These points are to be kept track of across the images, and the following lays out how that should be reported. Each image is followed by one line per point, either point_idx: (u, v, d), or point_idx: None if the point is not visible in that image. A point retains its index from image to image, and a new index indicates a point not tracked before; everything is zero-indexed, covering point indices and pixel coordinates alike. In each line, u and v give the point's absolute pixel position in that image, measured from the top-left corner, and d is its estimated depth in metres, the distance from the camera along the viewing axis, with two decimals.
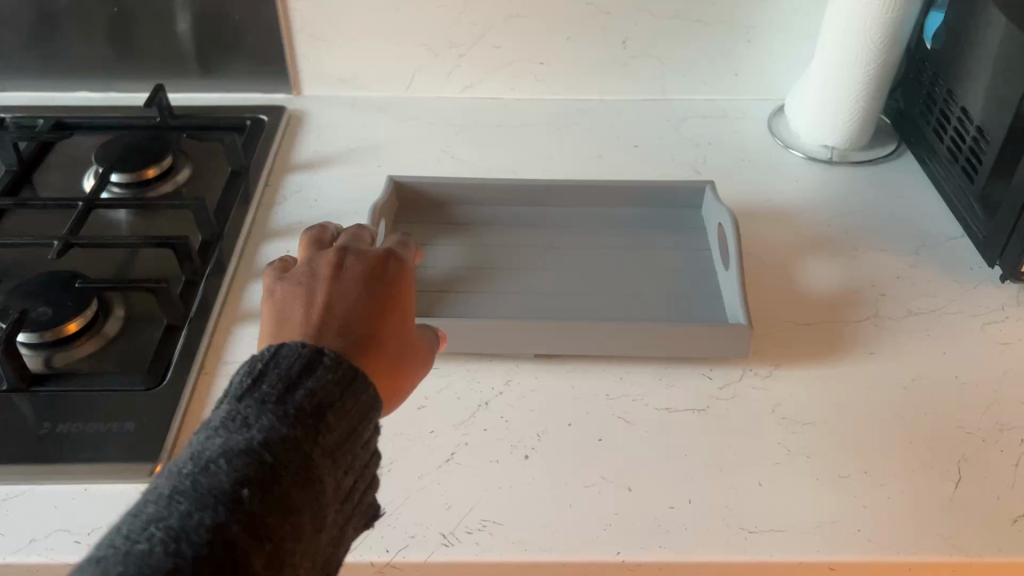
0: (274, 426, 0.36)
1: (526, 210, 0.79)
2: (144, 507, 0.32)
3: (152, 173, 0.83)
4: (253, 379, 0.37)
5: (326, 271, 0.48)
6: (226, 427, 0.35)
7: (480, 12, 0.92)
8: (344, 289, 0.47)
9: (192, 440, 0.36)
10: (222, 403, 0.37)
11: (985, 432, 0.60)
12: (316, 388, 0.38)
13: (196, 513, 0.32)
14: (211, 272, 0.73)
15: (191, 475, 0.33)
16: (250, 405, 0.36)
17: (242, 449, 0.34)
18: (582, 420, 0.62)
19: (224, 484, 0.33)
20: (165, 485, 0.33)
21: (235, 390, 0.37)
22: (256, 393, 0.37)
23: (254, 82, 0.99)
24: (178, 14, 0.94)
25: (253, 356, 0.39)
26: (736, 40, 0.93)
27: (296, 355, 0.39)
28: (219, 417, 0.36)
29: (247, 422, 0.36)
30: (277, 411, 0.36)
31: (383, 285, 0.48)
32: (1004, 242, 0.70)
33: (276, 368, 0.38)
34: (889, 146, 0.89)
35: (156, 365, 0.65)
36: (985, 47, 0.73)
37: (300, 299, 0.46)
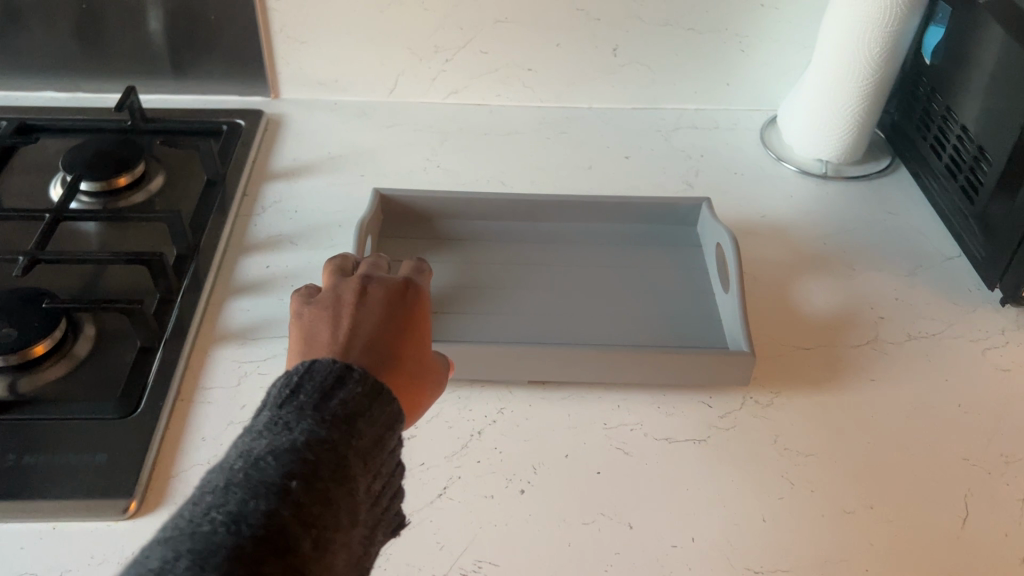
0: (315, 427, 0.34)
1: (517, 225, 0.76)
2: (199, 498, 0.31)
3: (123, 181, 0.79)
4: (291, 383, 0.36)
5: (352, 295, 0.46)
6: (268, 430, 0.34)
7: (466, 17, 0.89)
8: (368, 314, 0.44)
9: (235, 444, 0.34)
10: (262, 409, 0.35)
11: (990, 465, 0.59)
12: (352, 396, 0.36)
13: (251, 500, 0.30)
14: (187, 290, 0.69)
15: (242, 469, 0.31)
16: (291, 411, 0.34)
17: (288, 447, 0.33)
18: (579, 451, 0.59)
19: (274, 476, 0.31)
20: (217, 478, 0.31)
21: (274, 395, 0.36)
22: (296, 399, 0.35)
23: (231, 83, 0.95)
24: (149, 12, 0.89)
25: (287, 369, 0.37)
26: (729, 49, 0.91)
27: (329, 369, 0.37)
28: (263, 418, 0.34)
29: (292, 421, 0.34)
30: (318, 414, 0.34)
31: (405, 312, 0.46)
32: (1007, 264, 0.69)
33: (311, 378, 0.36)
34: (884, 160, 0.88)
35: (129, 392, 0.61)
36: (990, 65, 0.71)
37: (325, 323, 0.44)
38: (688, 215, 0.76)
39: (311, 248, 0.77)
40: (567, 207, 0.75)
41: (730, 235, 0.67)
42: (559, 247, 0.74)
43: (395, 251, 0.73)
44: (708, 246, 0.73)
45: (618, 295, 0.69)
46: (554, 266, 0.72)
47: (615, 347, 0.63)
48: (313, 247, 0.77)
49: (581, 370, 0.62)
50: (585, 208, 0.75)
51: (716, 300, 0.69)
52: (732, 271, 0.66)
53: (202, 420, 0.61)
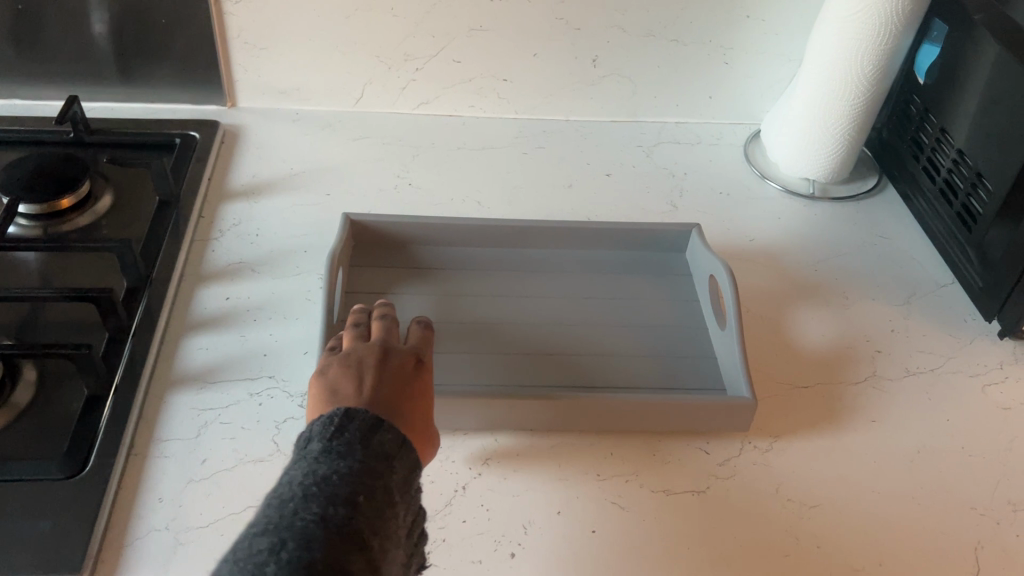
0: (366, 458, 0.39)
1: (496, 251, 0.72)
2: (283, 503, 0.35)
3: (66, 203, 0.72)
4: (337, 421, 0.40)
5: (369, 356, 0.48)
6: (324, 456, 0.38)
7: (439, 24, 0.84)
8: (384, 377, 0.47)
9: (291, 468, 0.38)
10: (308, 442, 0.40)
11: (998, 513, 0.57)
12: (390, 439, 0.41)
13: (329, 507, 0.35)
14: (140, 328, 0.63)
15: (313, 484, 0.36)
16: (341, 443, 0.39)
17: (348, 470, 0.37)
18: (571, 507, 0.55)
19: (342, 491, 0.36)
20: (294, 490, 0.36)
21: (319, 429, 0.40)
22: (343, 436, 0.40)
23: (183, 91, 0.88)
24: (93, 15, 0.82)
25: (329, 412, 0.41)
26: (713, 62, 0.87)
27: (364, 417, 0.41)
28: (314, 447, 0.39)
29: (346, 450, 0.39)
30: (365, 449, 0.39)
31: (417, 380, 0.48)
32: (1007, 294, 0.67)
33: (354, 422, 0.41)
34: (870, 180, 0.86)
35: (76, 448, 0.55)
36: (989, 88, 0.68)
37: (343, 382, 0.46)
38: (677, 240, 0.72)
39: (275, 277, 0.71)
40: (551, 234, 0.71)
41: (725, 268, 0.64)
42: (542, 276, 0.70)
43: (366, 281, 0.68)
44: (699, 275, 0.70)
45: (606, 329, 0.66)
46: (536, 296, 0.68)
47: (608, 391, 0.59)
48: (277, 276, 0.71)
49: (571, 417, 0.58)
50: (569, 235, 0.71)
51: (710, 335, 0.65)
52: (728, 306, 0.62)
53: (159, 478, 0.56)
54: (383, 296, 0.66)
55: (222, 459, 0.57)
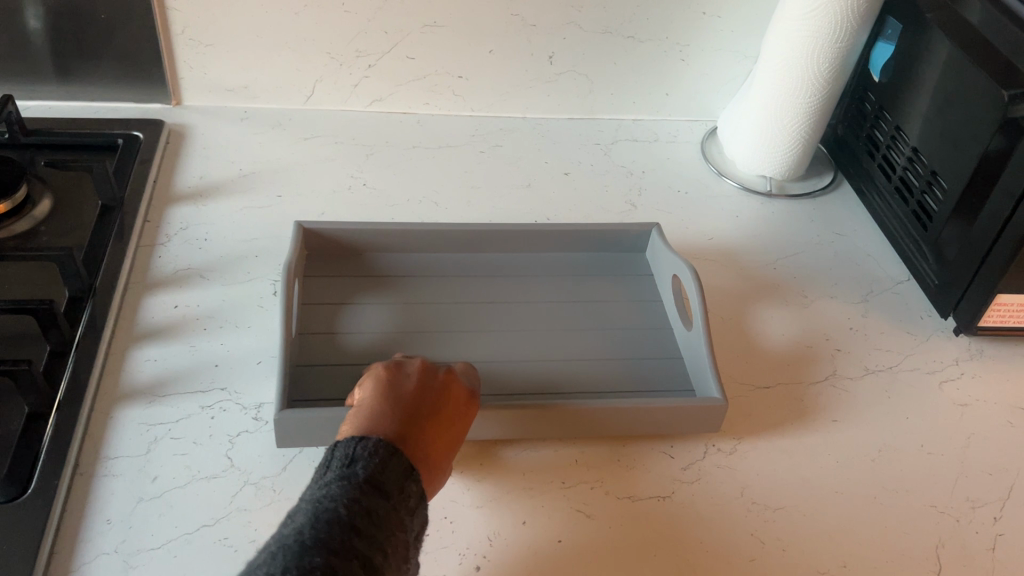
0: (399, 504, 0.41)
1: (453, 255, 0.71)
2: (330, 523, 0.37)
3: (3, 209, 0.69)
4: (382, 452, 0.42)
5: (435, 376, 0.50)
6: (367, 489, 0.40)
7: (393, 21, 0.82)
8: (444, 403, 0.49)
9: (333, 481, 0.40)
10: (350, 462, 0.41)
11: (958, 511, 0.57)
12: (417, 488, 0.43)
13: (365, 549, 0.37)
14: (83, 340, 0.61)
15: (358, 514, 0.38)
16: (381, 481, 0.41)
17: (384, 514, 0.39)
18: (537, 517, 0.54)
19: (378, 535, 0.38)
20: (342, 512, 0.38)
21: (363, 455, 0.42)
22: (384, 473, 0.41)
23: (125, 89, 0.85)
24: (26, 10, 0.79)
25: (377, 440, 0.43)
26: (670, 59, 0.87)
27: (404, 460, 0.43)
28: (359, 472, 0.41)
29: (386, 485, 0.41)
30: (399, 494, 0.41)
31: (466, 417, 0.50)
32: (962, 292, 0.67)
33: (394, 458, 0.43)
34: (826, 177, 0.86)
35: (18, 470, 0.53)
36: (942, 87, 0.69)
37: (406, 391, 0.48)
38: (637, 241, 0.72)
39: (226, 284, 0.69)
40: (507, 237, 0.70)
41: (688, 267, 0.63)
42: (501, 279, 0.69)
43: (322, 292, 0.66)
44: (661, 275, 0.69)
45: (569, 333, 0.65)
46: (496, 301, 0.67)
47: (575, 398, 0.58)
48: (227, 282, 0.69)
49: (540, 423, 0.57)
50: (525, 237, 0.70)
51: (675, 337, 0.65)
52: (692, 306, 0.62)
53: (106, 499, 0.53)
54: (342, 307, 0.65)
55: (173, 477, 0.55)
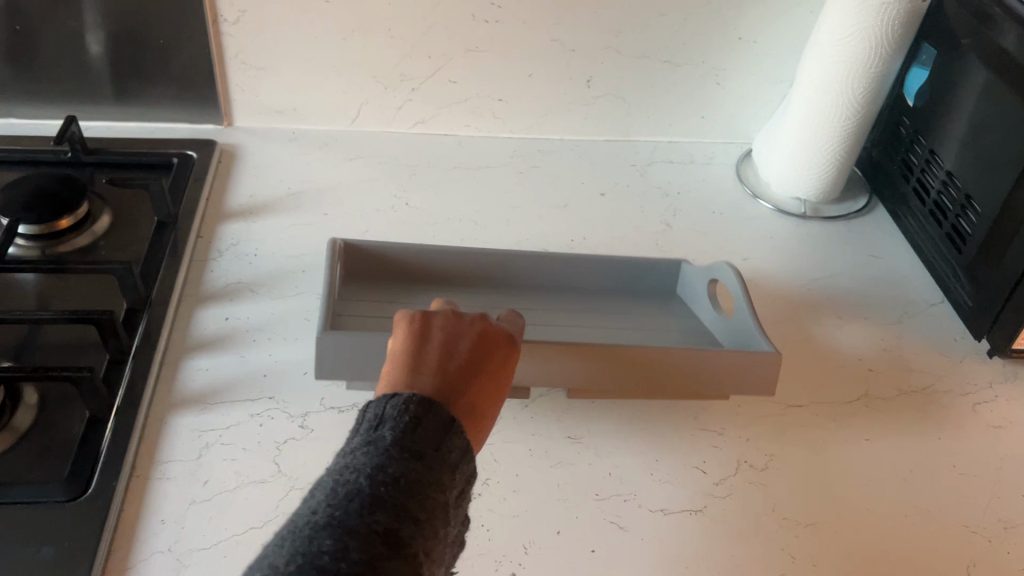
0: (436, 464, 0.36)
1: (506, 288, 0.72)
2: (344, 501, 0.33)
3: (65, 224, 0.73)
4: (412, 409, 0.38)
5: (470, 325, 0.48)
6: (394, 452, 0.35)
7: (437, 46, 0.85)
8: (481, 357, 0.46)
9: (355, 451, 0.36)
10: (378, 424, 0.37)
11: (990, 532, 0.58)
12: (459, 444, 0.39)
13: (390, 525, 0.33)
14: (140, 349, 0.64)
15: (381, 486, 0.34)
16: (412, 441, 0.36)
17: (413, 480, 0.35)
18: (571, 528, 0.56)
19: (405, 507, 0.34)
20: (360, 488, 0.33)
21: (392, 414, 0.37)
22: (416, 432, 0.37)
23: (180, 111, 0.89)
24: (89, 36, 0.83)
25: (409, 395, 0.39)
26: (705, 83, 0.89)
27: (443, 413, 0.39)
28: (385, 434, 0.36)
29: (417, 447, 0.36)
30: (437, 453, 0.37)
31: (504, 371, 0.47)
32: (996, 315, 0.68)
33: (429, 414, 0.38)
34: (861, 200, 0.87)
35: (79, 471, 0.56)
36: (979, 112, 0.70)
37: (441, 346, 0.45)
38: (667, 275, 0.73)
39: (274, 298, 0.72)
40: (558, 267, 0.72)
41: (725, 262, 0.66)
42: (550, 308, 0.70)
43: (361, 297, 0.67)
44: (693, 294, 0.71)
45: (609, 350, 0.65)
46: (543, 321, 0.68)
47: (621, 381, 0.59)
48: (275, 296, 0.72)
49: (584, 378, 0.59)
50: (572, 265, 0.71)
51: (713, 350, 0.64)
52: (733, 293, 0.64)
53: (160, 502, 0.56)
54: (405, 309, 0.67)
55: (223, 481, 0.57)
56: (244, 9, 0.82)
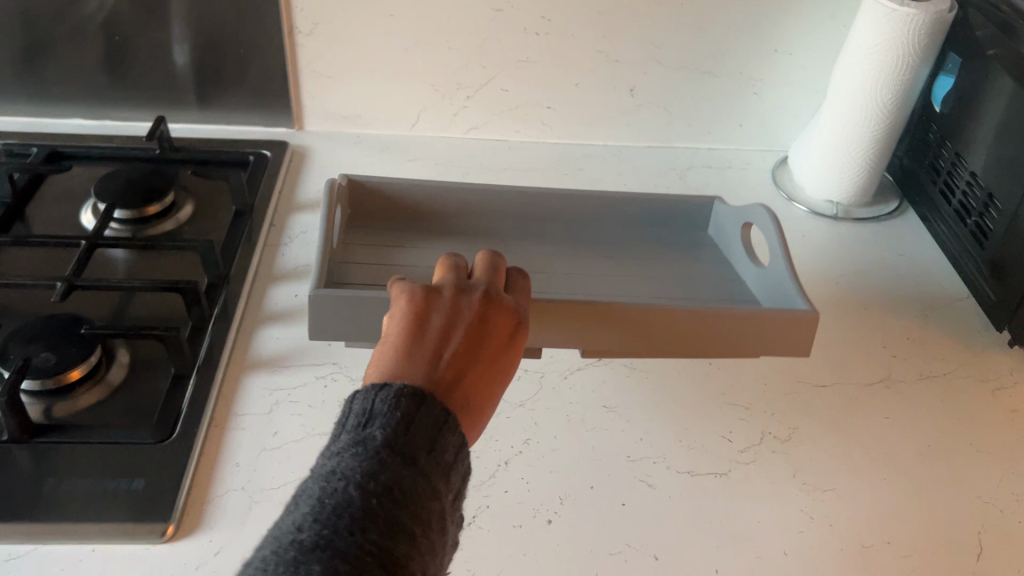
0: (427, 468, 0.37)
1: (533, 225, 0.75)
2: (333, 517, 0.33)
3: (153, 210, 0.81)
4: (404, 406, 0.38)
5: (469, 304, 0.47)
6: (384, 457, 0.36)
7: (491, 57, 0.92)
8: (480, 341, 0.46)
9: (343, 455, 0.36)
10: (366, 421, 0.37)
11: (1003, 502, 0.61)
12: (453, 443, 0.39)
13: (381, 540, 0.33)
14: (219, 318, 0.71)
15: (370, 498, 0.34)
16: (402, 443, 0.37)
17: (403, 488, 0.35)
18: (604, 483, 0.61)
19: (396, 519, 0.34)
20: (348, 500, 0.34)
21: (382, 411, 0.38)
22: (407, 433, 0.37)
23: (255, 115, 0.97)
24: (178, 47, 0.92)
25: (400, 389, 0.39)
26: (743, 93, 0.94)
27: (434, 410, 0.39)
28: (375, 435, 0.36)
29: (409, 452, 0.37)
30: (428, 454, 0.37)
31: (505, 353, 0.47)
32: (1015, 306, 0.71)
33: (421, 411, 0.39)
34: (892, 203, 0.91)
35: (166, 418, 0.63)
36: (1001, 115, 0.74)
37: (436, 332, 0.45)
38: (699, 213, 0.76)
39: None
40: (587, 206, 0.75)
41: (762, 209, 0.68)
42: (579, 248, 0.73)
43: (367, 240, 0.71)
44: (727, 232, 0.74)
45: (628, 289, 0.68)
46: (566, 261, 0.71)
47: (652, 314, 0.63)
48: None
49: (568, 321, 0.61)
50: (597, 204, 0.74)
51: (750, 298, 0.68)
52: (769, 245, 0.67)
53: (236, 448, 0.62)
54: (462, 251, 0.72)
55: (291, 432, 0.64)
56: (317, 22, 0.90)
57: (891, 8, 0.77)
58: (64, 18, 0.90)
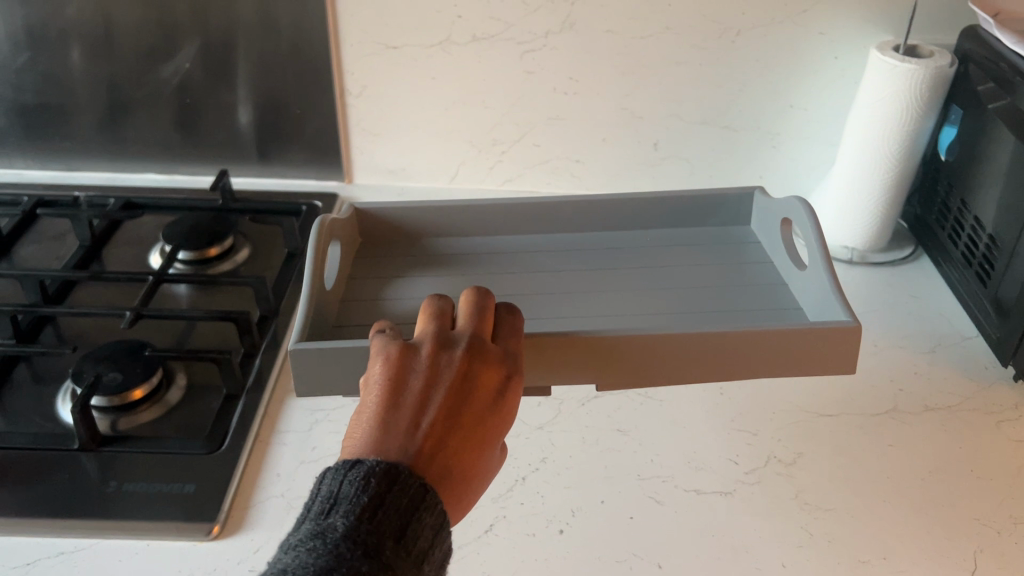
0: (392, 560, 0.37)
1: (557, 235, 0.77)
2: None
3: (214, 252, 0.89)
4: (374, 488, 0.38)
5: (454, 359, 0.46)
6: (345, 547, 0.36)
7: (523, 115, 0.99)
8: (464, 402, 0.45)
9: (302, 547, 0.36)
10: (331, 510, 0.38)
11: (1000, 525, 0.63)
12: (428, 527, 0.39)
13: None
14: (268, 345, 0.78)
15: None
16: (365, 532, 0.37)
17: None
18: (614, 498, 0.65)
19: None
20: None
21: (348, 495, 0.38)
22: (374, 520, 0.37)
23: (310, 170, 1.06)
24: (241, 108, 1.02)
25: (370, 468, 0.39)
26: (762, 146, 1.00)
27: (408, 489, 0.39)
28: (338, 524, 0.37)
29: (372, 541, 0.37)
30: (394, 544, 0.37)
31: (493, 411, 0.46)
32: (1016, 344, 0.74)
33: (393, 492, 0.39)
34: (907, 249, 0.95)
35: (216, 432, 0.69)
36: (997, 161, 0.79)
37: (416, 395, 0.44)
38: (740, 209, 0.76)
39: None
40: (603, 216, 0.76)
41: (805, 210, 0.66)
42: (604, 253, 0.75)
43: (368, 271, 0.72)
44: (771, 229, 0.73)
45: (649, 296, 0.68)
46: (584, 271, 0.72)
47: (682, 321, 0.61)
48: None
49: (561, 371, 0.59)
50: (613, 209, 0.76)
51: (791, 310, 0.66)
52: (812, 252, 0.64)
53: (278, 460, 0.69)
54: (490, 259, 0.74)
55: (328, 447, 0.70)
56: (365, 85, 0.99)
57: (891, 64, 0.83)
58: (144, 83, 1.01)
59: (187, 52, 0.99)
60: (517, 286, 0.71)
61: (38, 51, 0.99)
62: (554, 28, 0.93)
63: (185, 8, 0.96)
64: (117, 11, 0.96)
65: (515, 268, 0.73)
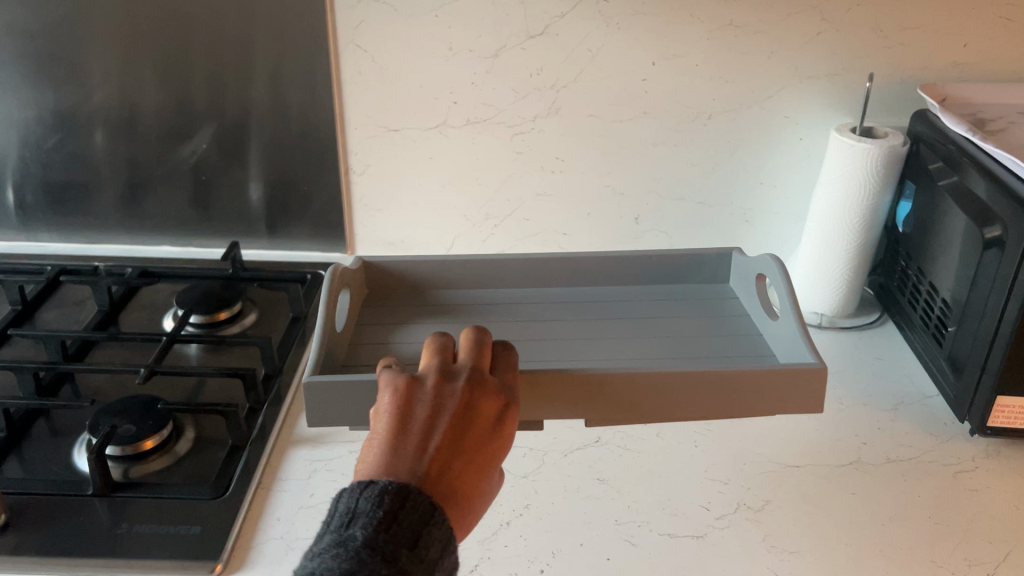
0: (407, 564, 0.42)
1: (548, 290, 0.83)
2: None
3: (223, 316, 0.96)
4: (387, 503, 0.44)
5: (456, 390, 0.52)
6: (365, 553, 0.41)
7: (513, 191, 1.07)
8: (467, 429, 0.50)
9: (327, 554, 0.40)
10: (350, 522, 0.43)
11: (955, 566, 0.67)
12: (438, 538, 0.44)
13: None
14: (271, 401, 0.83)
15: None
16: (383, 540, 0.42)
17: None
18: (592, 541, 0.70)
19: None
20: None
21: (365, 510, 0.43)
22: (389, 529, 0.42)
23: (315, 243, 1.13)
24: (252, 186, 1.10)
25: (383, 486, 0.44)
26: (736, 220, 1.07)
27: (419, 505, 0.44)
28: (359, 533, 0.42)
29: (389, 547, 0.42)
30: (408, 552, 0.42)
31: (493, 437, 0.52)
32: (970, 401, 0.80)
33: (404, 506, 0.44)
34: (872, 316, 1.01)
35: (220, 479, 0.74)
36: (945, 232, 0.86)
37: (423, 423, 0.50)
38: (718, 266, 0.83)
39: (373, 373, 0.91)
40: (588, 271, 0.83)
41: (777, 261, 0.73)
42: (587, 307, 0.81)
43: (375, 319, 0.78)
44: (745, 283, 0.79)
45: (630, 343, 0.74)
46: (568, 322, 0.78)
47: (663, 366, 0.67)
48: None
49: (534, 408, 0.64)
50: (596, 265, 0.82)
51: (763, 354, 0.72)
52: (783, 302, 0.71)
53: (278, 505, 0.73)
54: (483, 309, 0.80)
55: (326, 493, 0.75)
56: (367, 164, 1.06)
57: (849, 143, 0.90)
58: (162, 162, 1.09)
59: (204, 133, 1.07)
60: (512, 333, 0.76)
61: (66, 132, 1.08)
62: (542, 112, 1.01)
63: (204, 94, 1.04)
64: (140, 97, 1.05)
65: (510, 316, 0.79)
